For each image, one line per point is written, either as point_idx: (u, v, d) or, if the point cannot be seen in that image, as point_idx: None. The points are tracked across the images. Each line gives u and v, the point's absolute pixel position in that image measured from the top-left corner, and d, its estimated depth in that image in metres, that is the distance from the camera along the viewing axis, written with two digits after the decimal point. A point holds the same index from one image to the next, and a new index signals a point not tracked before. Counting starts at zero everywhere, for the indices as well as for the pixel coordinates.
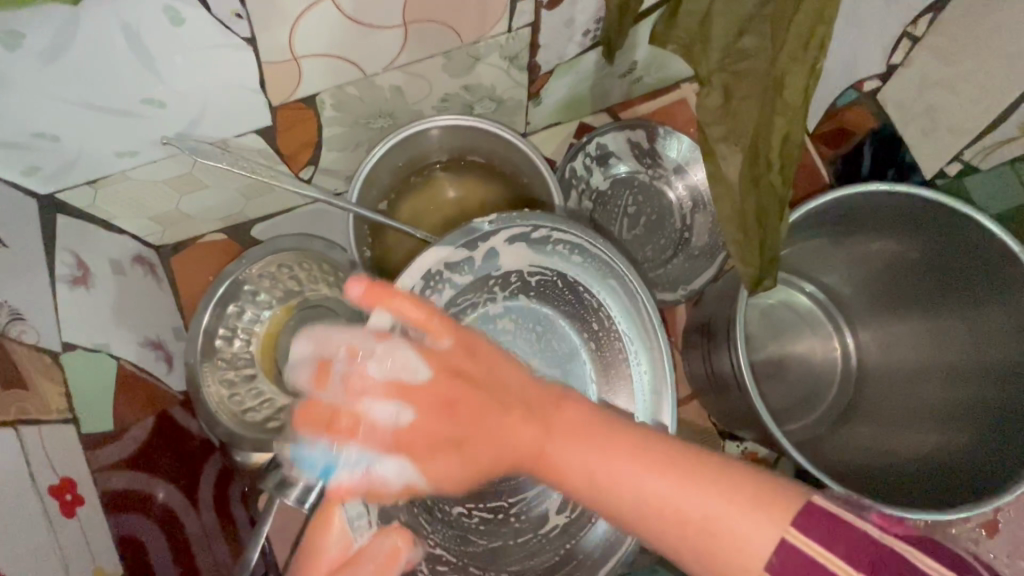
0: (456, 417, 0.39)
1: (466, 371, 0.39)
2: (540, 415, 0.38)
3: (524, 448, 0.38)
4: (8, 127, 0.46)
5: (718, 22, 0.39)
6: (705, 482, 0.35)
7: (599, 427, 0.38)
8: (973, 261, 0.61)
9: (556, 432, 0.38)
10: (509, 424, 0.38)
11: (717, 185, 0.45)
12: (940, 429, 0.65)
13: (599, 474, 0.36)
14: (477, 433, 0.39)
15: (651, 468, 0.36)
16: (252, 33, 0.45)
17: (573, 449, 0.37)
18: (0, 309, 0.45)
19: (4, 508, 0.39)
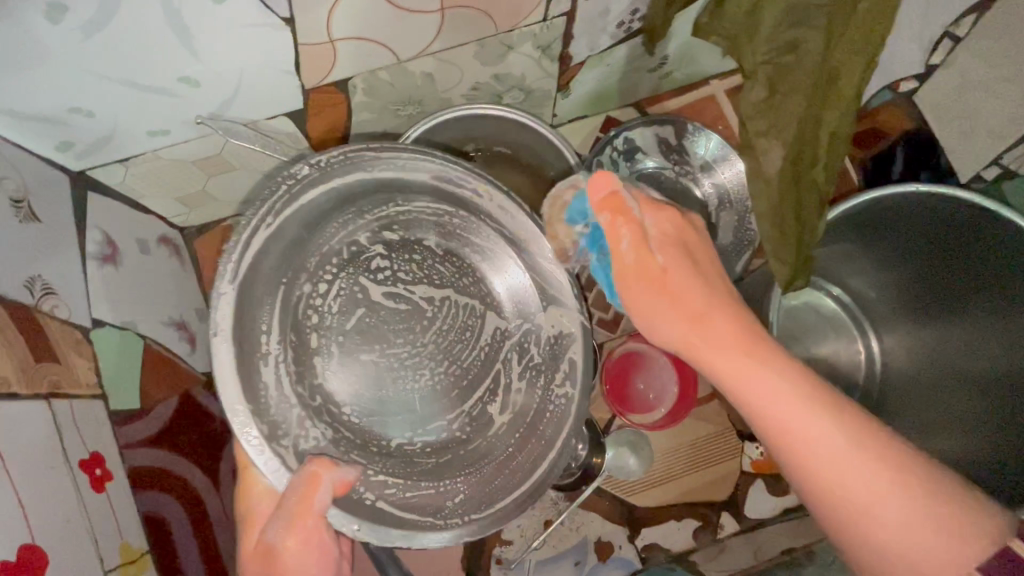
0: (694, 297, 0.42)
1: (684, 262, 0.43)
2: (756, 357, 0.41)
3: (717, 350, 0.41)
4: (45, 101, 0.46)
5: (768, 13, 0.38)
6: (883, 460, 0.39)
7: (830, 405, 0.40)
8: (994, 269, 0.60)
9: (759, 358, 0.41)
10: (728, 335, 0.41)
11: (755, 182, 0.43)
12: (962, 437, 0.64)
13: (815, 438, 0.39)
14: (738, 371, 0.41)
15: (852, 444, 0.39)
16: (291, 13, 0.45)
17: (805, 417, 0.39)
18: (32, 283, 0.45)
19: (37, 479, 0.39)
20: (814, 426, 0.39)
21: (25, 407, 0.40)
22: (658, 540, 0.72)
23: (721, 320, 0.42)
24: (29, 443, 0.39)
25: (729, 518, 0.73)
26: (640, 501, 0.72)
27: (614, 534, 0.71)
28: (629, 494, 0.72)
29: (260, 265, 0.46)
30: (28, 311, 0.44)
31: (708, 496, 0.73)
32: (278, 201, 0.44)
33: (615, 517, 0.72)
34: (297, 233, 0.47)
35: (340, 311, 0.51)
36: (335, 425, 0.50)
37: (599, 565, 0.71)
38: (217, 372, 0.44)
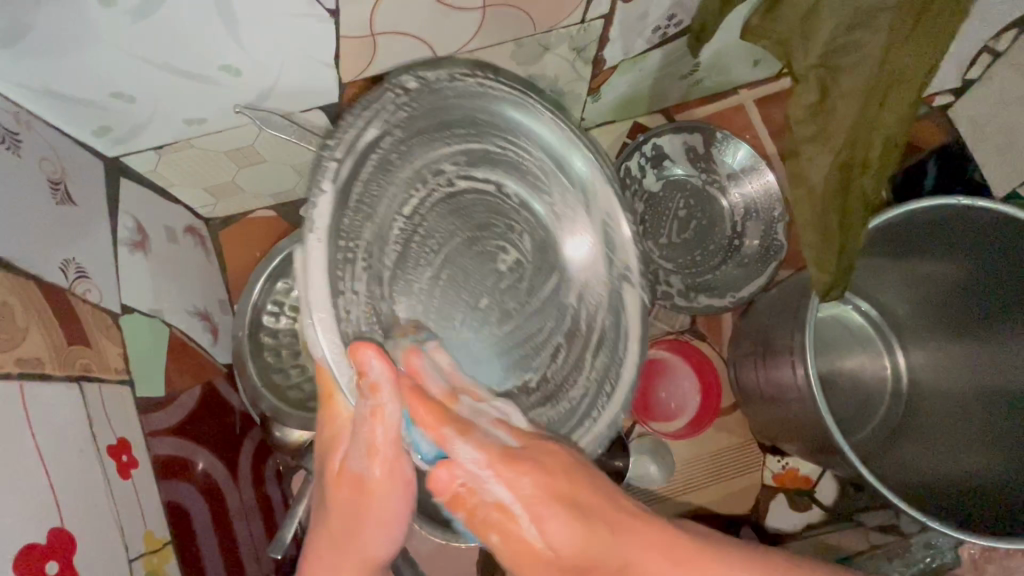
0: (589, 533, 0.37)
1: (568, 493, 0.38)
2: (621, 521, 0.38)
3: (604, 562, 0.37)
4: (87, 84, 0.46)
5: (827, 14, 0.37)
6: (748, 567, 0.40)
7: (672, 541, 0.39)
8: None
9: (628, 531, 0.38)
10: (639, 540, 0.38)
11: (798, 189, 0.43)
12: (987, 456, 0.62)
13: (628, 563, 0.38)
14: (619, 556, 0.38)
15: (679, 564, 0.38)
16: (337, 5, 0.45)
17: (641, 557, 0.38)
18: (67, 266, 0.45)
19: (67, 463, 0.38)
20: (632, 553, 0.38)
21: (57, 389, 0.39)
22: None
23: (630, 518, 0.39)
24: (61, 425, 0.38)
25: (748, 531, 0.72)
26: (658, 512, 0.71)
27: None
28: (649, 505, 0.71)
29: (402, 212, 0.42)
30: (61, 293, 0.44)
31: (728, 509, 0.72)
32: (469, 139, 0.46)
33: None
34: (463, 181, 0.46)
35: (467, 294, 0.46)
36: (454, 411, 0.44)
37: None
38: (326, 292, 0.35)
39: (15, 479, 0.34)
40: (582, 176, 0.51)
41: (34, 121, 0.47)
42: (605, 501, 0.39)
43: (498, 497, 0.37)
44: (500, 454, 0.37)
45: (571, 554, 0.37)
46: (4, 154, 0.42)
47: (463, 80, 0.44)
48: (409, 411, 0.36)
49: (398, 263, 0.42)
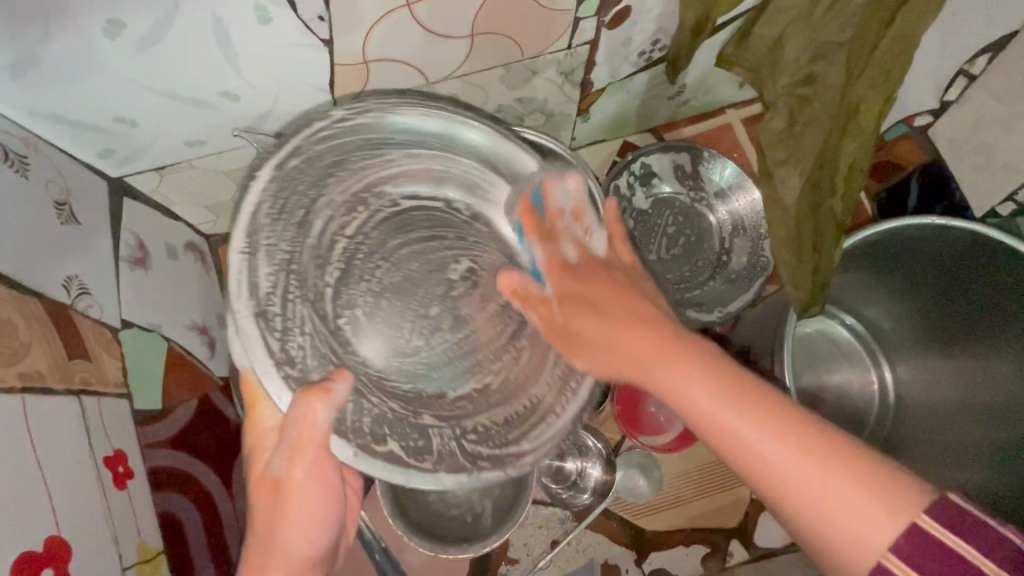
0: (600, 312, 0.42)
1: (597, 299, 0.42)
2: (669, 348, 0.39)
3: (637, 363, 0.40)
4: (93, 110, 0.48)
5: (791, 46, 0.40)
6: (829, 461, 0.35)
7: (734, 383, 0.38)
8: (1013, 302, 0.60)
9: (671, 354, 0.39)
10: (645, 341, 0.40)
11: (774, 208, 0.46)
12: (976, 469, 0.63)
13: (756, 443, 0.36)
14: (642, 359, 0.40)
15: (771, 425, 0.36)
16: (331, 35, 0.47)
17: (674, 368, 0.38)
18: (69, 283, 0.47)
19: (65, 474, 0.40)
20: (714, 407, 0.37)
21: (57, 401, 0.41)
22: (666, 565, 0.71)
23: (597, 285, 0.43)
24: (59, 437, 0.40)
25: (738, 545, 0.72)
26: (648, 525, 0.72)
27: (621, 558, 0.71)
28: (638, 518, 0.71)
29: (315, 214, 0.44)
30: (63, 309, 0.46)
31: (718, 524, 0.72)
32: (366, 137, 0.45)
33: (623, 540, 0.71)
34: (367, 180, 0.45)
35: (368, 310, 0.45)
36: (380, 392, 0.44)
37: None
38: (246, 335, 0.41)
39: (16, 488, 0.35)
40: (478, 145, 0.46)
41: (42, 144, 0.49)
42: (646, 294, 0.43)
43: (549, 309, 0.44)
44: (540, 296, 0.45)
45: (579, 329, 0.42)
46: (13, 175, 0.45)
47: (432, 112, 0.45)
48: (531, 289, 0.45)
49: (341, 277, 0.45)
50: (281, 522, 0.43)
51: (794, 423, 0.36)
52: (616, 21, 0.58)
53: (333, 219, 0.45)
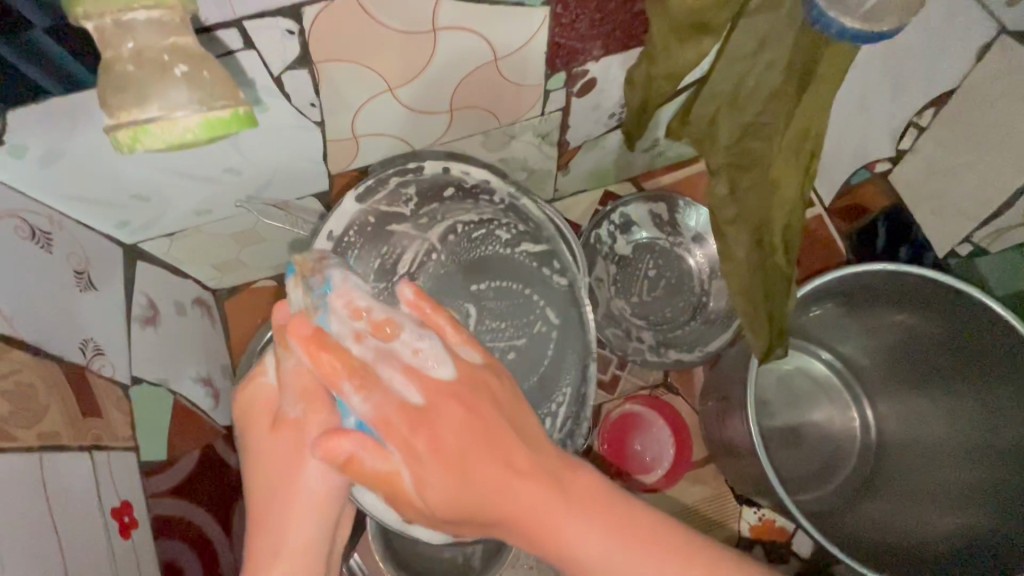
0: (475, 432, 0.39)
1: (477, 417, 0.39)
2: (564, 496, 0.39)
3: (507, 527, 0.39)
4: (111, 189, 0.54)
5: (724, 124, 0.43)
6: (658, 553, 0.38)
7: (565, 487, 0.39)
8: (980, 336, 0.62)
9: (568, 503, 0.39)
10: (503, 485, 0.38)
11: (728, 263, 0.49)
12: (966, 512, 0.64)
13: (562, 528, 0.38)
14: (498, 486, 0.38)
15: (611, 520, 0.39)
16: (322, 117, 0.53)
17: (556, 513, 0.38)
18: (86, 346, 0.52)
19: (75, 525, 0.43)
20: (557, 517, 0.38)
21: (71, 457, 0.45)
22: None
23: (455, 405, 0.39)
24: (71, 490, 0.44)
25: None
26: None
27: None
28: None
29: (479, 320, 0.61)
30: (78, 371, 0.50)
31: None
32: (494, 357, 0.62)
33: None
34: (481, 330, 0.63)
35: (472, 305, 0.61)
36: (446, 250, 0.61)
37: None
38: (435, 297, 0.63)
39: (32, 539, 0.39)
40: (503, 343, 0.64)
41: (65, 221, 0.54)
42: (497, 400, 0.41)
43: (405, 455, 0.38)
44: (405, 412, 0.39)
45: (444, 501, 0.38)
46: (39, 251, 0.50)
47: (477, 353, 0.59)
48: (368, 462, 0.38)
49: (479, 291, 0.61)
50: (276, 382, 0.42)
51: (607, 503, 0.39)
52: (584, 91, 0.63)
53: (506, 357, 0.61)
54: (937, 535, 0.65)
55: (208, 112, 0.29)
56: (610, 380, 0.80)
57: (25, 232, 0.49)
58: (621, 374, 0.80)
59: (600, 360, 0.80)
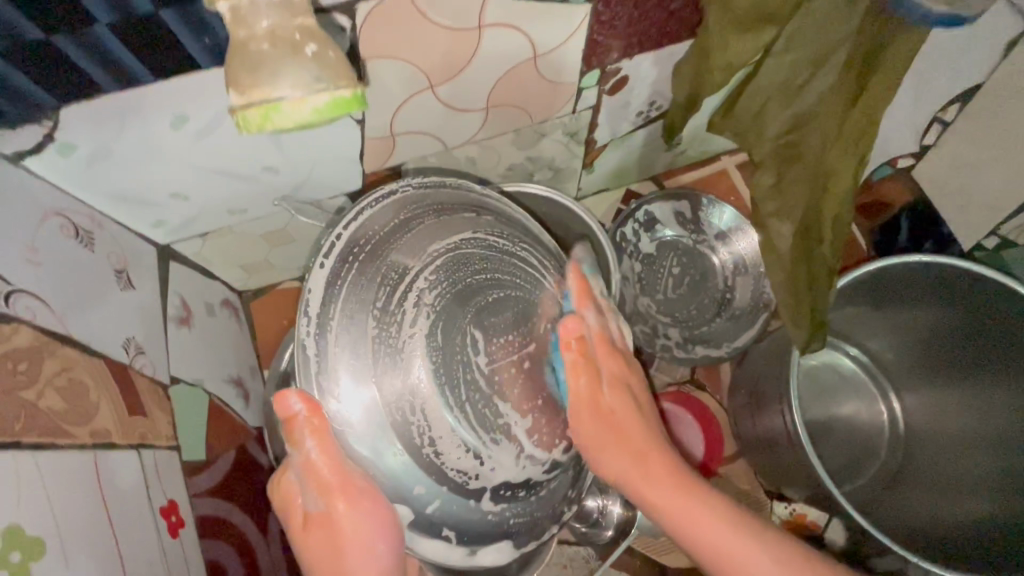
0: (604, 416, 0.48)
1: (608, 407, 0.49)
2: (689, 485, 0.48)
3: (643, 476, 0.48)
4: (152, 189, 0.54)
5: (772, 116, 0.44)
6: (780, 560, 0.45)
7: (693, 488, 0.48)
8: (1011, 320, 0.61)
9: (696, 497, 0.47)
10: (641, 432, 0.50)
11: (770, 254, 0.50)
12: (995, 499, 0.63)
13: (703, 536, 0.46)
14: (643, 444, 0.49)
15: (718, 515, 0.46)
16: (363, 115, 0.53)
17: (684, 503, 0.47)
18: (128, 344, 0.51)
19: (129, 523, 0.43)
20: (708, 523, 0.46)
21: (121, 455, 0.44)
22: None
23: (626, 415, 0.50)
24: (123, 489, 0.43)
25: None
26: (670, 561, 0.73)
27: None
28: (661, 554, 0.73)
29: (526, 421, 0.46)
30: (123, 369, 0.50)
31: None
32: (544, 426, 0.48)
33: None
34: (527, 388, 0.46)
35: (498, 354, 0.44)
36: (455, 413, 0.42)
37: None
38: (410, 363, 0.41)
39: (91, 538, 0.39)
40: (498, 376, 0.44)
41: (105, 221, 0.54)
42: (636, 386, 0.52)
43: (573, 422, 0.48)
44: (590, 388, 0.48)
45: (600, 437, 0.47)
46: (83, 250, 0.50)
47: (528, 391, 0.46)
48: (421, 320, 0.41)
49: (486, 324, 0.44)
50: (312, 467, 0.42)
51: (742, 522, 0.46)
52: (615, 89, 0.64)
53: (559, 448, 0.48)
54: (961, 524, 0.64)
55: (336, 90, 0.29)
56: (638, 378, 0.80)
57: (70, 231, 0.49)
58: (648, 372, 0.80)
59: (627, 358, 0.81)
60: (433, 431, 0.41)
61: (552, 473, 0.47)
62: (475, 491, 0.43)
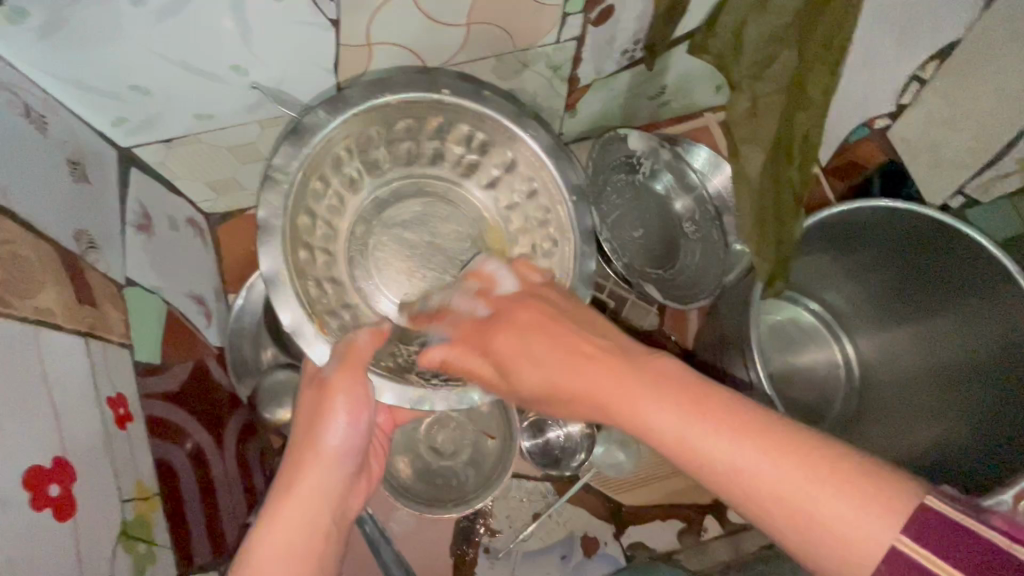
0: (588, 353, 0.42)
1: (596, 345, 0.42)
2: (695, 391, 0.37)
3: (602, 400, 0.40)
4: (111, 77, 0.51)
5: (751, 32, 0.45)
6: (772, 443, 0.35)
7: (717, 407, 0.37)
8: (954, 266, 0.63)
9: (659, 386, 0.38)
10: (631, 378, 0.39)
11: (741, 183, 0.51)
12: (947, 427, 0.66)
13: (710, 445, 0.36)
14: (619, 392, 0.39)
15: (729, 414, 0.36)
16: (338, 16, 0.51)
17: (676, 421, 0.37)
18: (79, 236, 0.49)
19: (74, 406, 0.41)
20: (649, 406, 0.38)
21: (67, 338, 0.43)
22: (643, 539, 0.72)
23: (594, 350, 0.42)
24: (68, 372, 0.41)
25: (712, 521, 0.73)
26: (625, 500, 0.73)
27: (599, 530, 0.72)
28: (617, 492, 0.72)
29: (637, 231, 0.80)
30: (74, 259, 0.47)
31: (694, 499, 0.73)
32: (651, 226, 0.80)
33: (600, 513, 0.72)
34: (636, 206, 0.80)
35: (638, 218, 0.80)
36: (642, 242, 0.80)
37: (584, 561, 0.71)
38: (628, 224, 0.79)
39: (29, 401, 0.37)
40: (640, 202, 0.80)
41: (60, 107, 0.51)
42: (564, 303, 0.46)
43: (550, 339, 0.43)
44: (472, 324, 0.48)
45: (566, 384, 0.42)
46: (32, 131, 0.47)
47: (632, 227, 0.79)
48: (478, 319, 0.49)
49: (625, 211, 0.79)
50: (313, 434, 0.46)
51: (750, 426, 0.36)
52: (601, 18, 0.63)
53: (680, 224, 0.80)
54: (926, 449, 0.67)
55: None
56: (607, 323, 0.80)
57: (19, 109, 0.46)
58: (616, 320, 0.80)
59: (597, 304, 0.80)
60: (640, 227, 0.80)
61: (673, 264, 0.80)
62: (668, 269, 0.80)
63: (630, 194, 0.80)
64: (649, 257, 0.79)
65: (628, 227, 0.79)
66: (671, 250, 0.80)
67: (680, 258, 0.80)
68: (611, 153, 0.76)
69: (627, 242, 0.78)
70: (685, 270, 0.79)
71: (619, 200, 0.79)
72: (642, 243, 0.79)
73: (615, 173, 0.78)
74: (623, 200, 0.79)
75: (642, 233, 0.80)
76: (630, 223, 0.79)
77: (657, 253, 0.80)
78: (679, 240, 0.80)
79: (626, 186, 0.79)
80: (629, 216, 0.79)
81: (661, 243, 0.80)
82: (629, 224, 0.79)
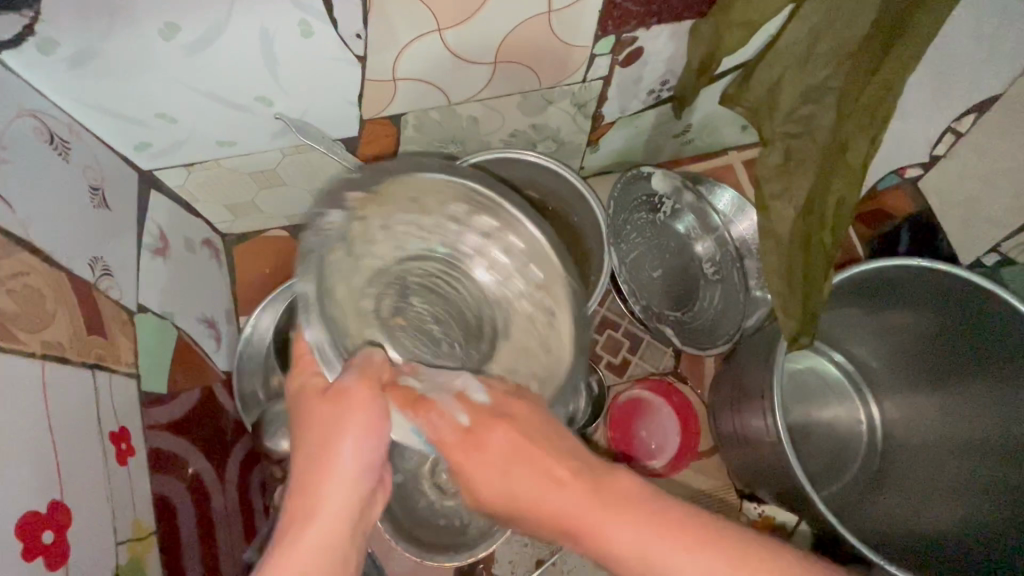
0: (526, 455, 0.39)
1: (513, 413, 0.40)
2: (603, 498, 0.37)
3: (577, 528, 0.38)
4: (135, 106, 0.51)
5: (788, 87, 0.44)
6: (743, 562, 0.36)
7: (658, 513, 0.37)
8: (988, 334, 0.62)
9: (609, 505, 0.37)
10: (541, 487, 0.39)
11: (768, 239, 0.48)
12: (966, 504, 0.65)
13: (629, 545, 0.37)
14: (535, 492, 0.39)
15: (660, 518, 0.37)
16: (365, 52, 0.51)
17: (671, 554, 0.36)
18: (94, 262, 0.49)
19: (74, 445, 0.40)
20: (601, 520, 0.37)
21: (73, 372, 0.42)
22: None
23: (552, 463, 0.39)
24: (69, 407, 0.40)
25: None
26: None
27: None
28: None
29: (654, 271, 0.78)
30: (87, 287, 0.47)
31: None
32: (671, 267, 0.79)
33: None
34: (654, 246, 0.78)
35: (657, 259, 0.78)
36: (659, 284, 0.78)
37: None
38: (645, 264, 0.78)
39: (28, 443, 0.36)
40: (660, 242, 0.79)
41: (84, 132, 0.51)
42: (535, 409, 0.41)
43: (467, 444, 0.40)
44: (457, 434, 0.40)
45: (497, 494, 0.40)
46: (55, 158, 0.47)
47: (650, 266, 0.78)
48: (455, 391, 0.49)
49: (644, 249, 0.78)
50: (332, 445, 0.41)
51: (758, 562, 0.36)
52: (630, 60, 0.62)
53: (700, 267, 0.79)
54: (938, 525, 0.65)
55: None
56: (619, 363, 0.79)
57: (44, 135, 0.46)
58: (632, 359, 0.79)
59: (610, 343, 0.79)
60: (658, 265, 0.78)
61: (692, 310, 0.78)
62: (685, 315, 0.77)
63: (651, 233, 0.78)
64: (666, 300, 0.77)
65: (646, 266, 0.78)
66: (690, 293, 0.78)
67: (697, 303, 0.78)
68: (632, 191, 0.75)
69: (642, 282, 0.77)
70: (704, 317, 0.77)
71: (639, 237, 0.78)
72: (660, 284, 0.78)
73: (635, 211, 0.77)
74: (643, 238, 0.78)
75: (659, 273, 0.78)
76: (648, 261, 0.78)
77: (677, 294, 0.78)
78: (699, 283, 0.79)
79: (647, 226, 0.78)
80: (647, 254, 0.78)
81: (682, 287, 0.78)
82: (647, 264, 0.78)
